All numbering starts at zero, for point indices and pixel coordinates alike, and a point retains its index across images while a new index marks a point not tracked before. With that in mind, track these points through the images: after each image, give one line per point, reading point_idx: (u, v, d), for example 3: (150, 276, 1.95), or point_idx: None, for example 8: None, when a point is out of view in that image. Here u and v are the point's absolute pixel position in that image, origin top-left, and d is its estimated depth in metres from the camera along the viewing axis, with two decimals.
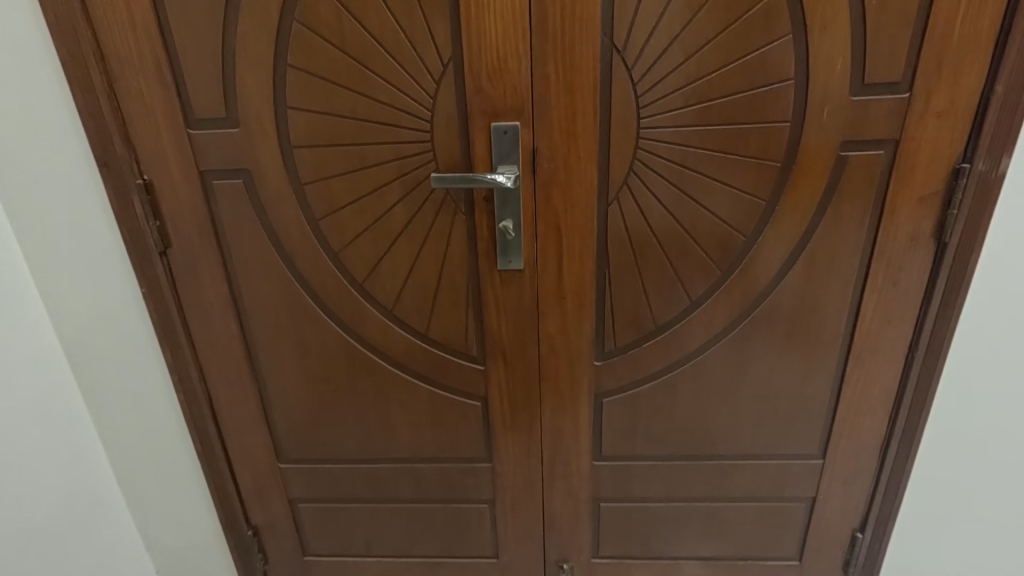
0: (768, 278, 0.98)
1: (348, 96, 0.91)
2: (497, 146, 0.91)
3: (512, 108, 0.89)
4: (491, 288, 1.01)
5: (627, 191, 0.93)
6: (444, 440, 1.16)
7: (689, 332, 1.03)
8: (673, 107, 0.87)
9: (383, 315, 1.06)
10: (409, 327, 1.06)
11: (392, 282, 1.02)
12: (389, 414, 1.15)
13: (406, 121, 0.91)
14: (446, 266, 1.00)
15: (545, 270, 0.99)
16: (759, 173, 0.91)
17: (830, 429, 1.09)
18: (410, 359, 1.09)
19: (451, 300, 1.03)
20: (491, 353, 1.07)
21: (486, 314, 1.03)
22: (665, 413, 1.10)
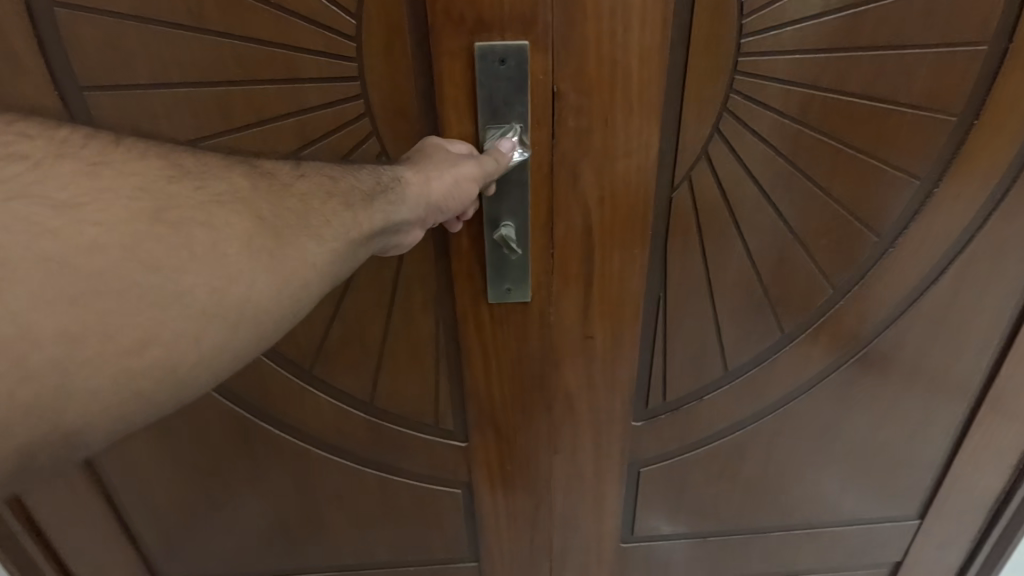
0: (899, 298, 0.64)
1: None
2: (483, 87, 0.50)
3: (516, 14, 0.48)
4: (477, 333, 0.62)
5: (705, 166, 0.55)
6: (406, 540, 0.79)
7: (774, 378, 0.69)
8: (799, 14, 0.49)
9: (296, 377, 0.65)
10: (345, 395, 0.67)
11: (313, 328, 0.62)
12: (319, 511, 0.75)
13: (303, 37, 0.49)
14: (402, 300, 0.61)
15: (564, 299, 0.61)
16: (918, 134, 0.55)
17: (937, 484, 0.81)
18: (346, 436, 0.69)
19: (412, 351, 0.64)
20: (476, 425, 0.69)
21: (468, 371, 0.65)
22: (725, 480, 0.78)
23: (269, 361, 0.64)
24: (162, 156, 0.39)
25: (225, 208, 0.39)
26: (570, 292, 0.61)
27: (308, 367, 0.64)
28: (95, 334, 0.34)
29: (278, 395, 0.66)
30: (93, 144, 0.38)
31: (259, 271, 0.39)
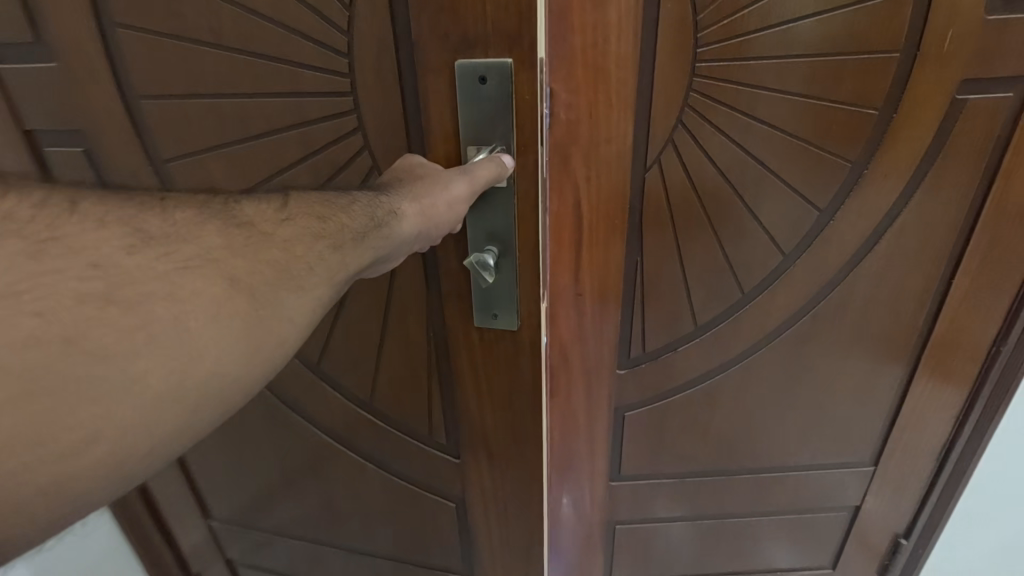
0: (839, 264, 0.76)
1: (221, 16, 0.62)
2: (469, 110, 0.57)
3: (495, 31, 0.54)
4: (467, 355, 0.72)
5: (672, 150, 0.68)
6: (405, 511, 0.93)
7: (737, 334, 0.81)
8: (743, 28, 0.62)
9: (313, 371, 0.84)
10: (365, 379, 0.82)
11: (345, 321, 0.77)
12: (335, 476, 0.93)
13: (303, 60, 0.62)
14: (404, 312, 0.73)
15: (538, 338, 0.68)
16: (848, 124, 0.67)
17: (888, 432, 0.93)
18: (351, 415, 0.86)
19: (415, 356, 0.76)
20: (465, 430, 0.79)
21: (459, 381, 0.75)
22: (699, 426, 0.91)
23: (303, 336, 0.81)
24: (123, 222, 0.36)
25: (198, 271, 0.37)
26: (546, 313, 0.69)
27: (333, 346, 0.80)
28: (26, 439, 0.31)
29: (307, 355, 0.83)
30: (39, 213, 0.34)
31: (231, 340, 0.38)
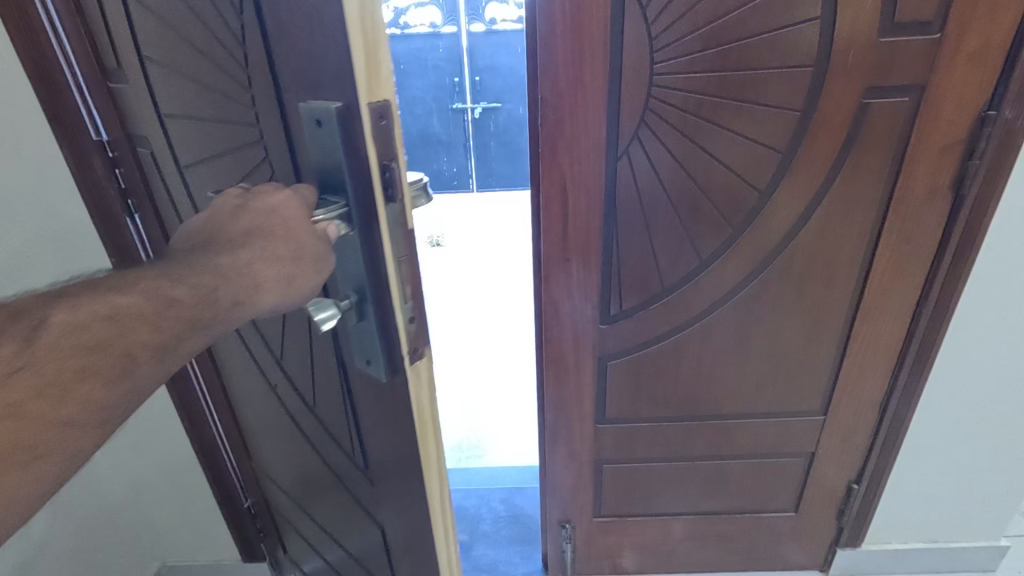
0: (778, 237, 0.94)
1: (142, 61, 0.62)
2: (313, 147, 0.43)
3: (326, 56, 0.40)
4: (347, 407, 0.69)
5: (638, 144, 0.87)
6: (344, 526, 0.81)
7: (698, 295, 0.99)
8: (689, 49, 0.81)
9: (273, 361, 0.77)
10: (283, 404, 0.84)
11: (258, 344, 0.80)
12: (301, 466, 0.85)
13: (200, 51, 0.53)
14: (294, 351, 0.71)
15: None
16: (777, 123, 0.85)
17: (834, 385, 1.09)
18: (300, 415, 0.78)
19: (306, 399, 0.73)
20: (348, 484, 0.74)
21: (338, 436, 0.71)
22: (670, 375, 1.09)
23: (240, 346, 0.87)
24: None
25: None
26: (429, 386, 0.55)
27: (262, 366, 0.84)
28: None
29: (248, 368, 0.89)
30: None
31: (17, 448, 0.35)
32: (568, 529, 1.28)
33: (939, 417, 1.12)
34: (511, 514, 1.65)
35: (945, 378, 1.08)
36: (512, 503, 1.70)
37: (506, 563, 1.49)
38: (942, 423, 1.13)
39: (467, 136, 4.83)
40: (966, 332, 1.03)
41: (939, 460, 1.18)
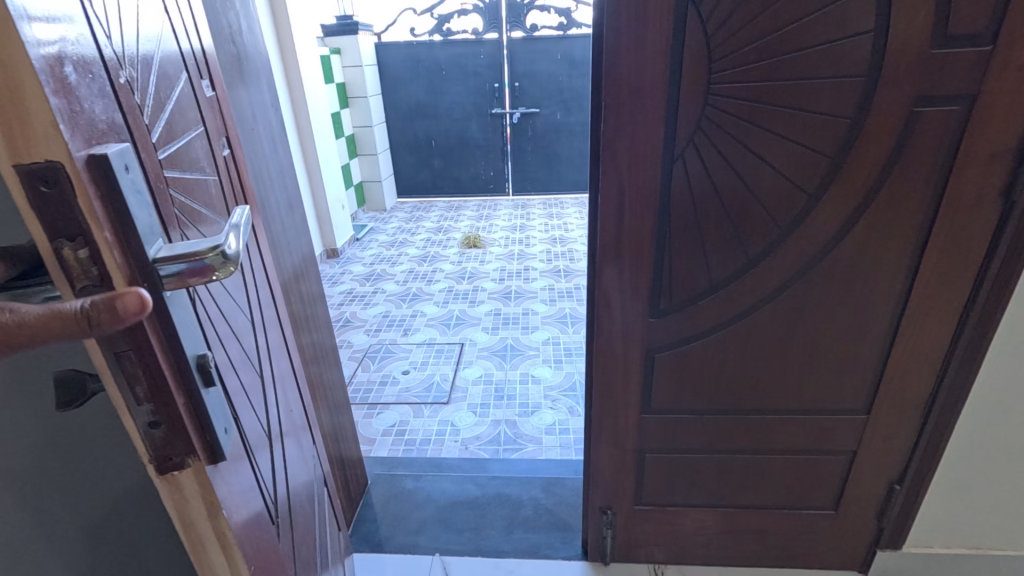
0: (826, 237, 0.98)
1: (162, 80, 0.60)
2: None
3: None
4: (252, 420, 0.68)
5: (693, 148, 0.94)
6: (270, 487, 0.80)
7: (744, 292, 1.05)
8: (744, 61, 0.87)
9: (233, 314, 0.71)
10: (274, 394, 0.83)
11: (253, 339, 0.77)
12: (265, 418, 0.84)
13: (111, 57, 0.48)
14: (242, 352, 0.69)
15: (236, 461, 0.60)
16: (826, 130, 0.91)
17: (878, 385, 1.12)
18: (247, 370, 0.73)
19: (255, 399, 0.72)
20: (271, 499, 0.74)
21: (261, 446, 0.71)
22: (715, 368, 1.14)
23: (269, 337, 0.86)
24: None
25: None
26: (218, 460, 0.54)
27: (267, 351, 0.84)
28: None
29: (275, 358, 0.88)
30: None
31: None
32: (609, 515, 1.34)
33: (984, 422, 1.14)
34: (550, 503, 1.72)
35: (992, 383, 1.09)
36: (551, 492, 1.76)
37: (547, 546, 1.56)
38: (987, 429, 1.14)
39: (505, 140, 4.93)
40: (1015, 338, 1.04)
41: (984, 466, 1.19)
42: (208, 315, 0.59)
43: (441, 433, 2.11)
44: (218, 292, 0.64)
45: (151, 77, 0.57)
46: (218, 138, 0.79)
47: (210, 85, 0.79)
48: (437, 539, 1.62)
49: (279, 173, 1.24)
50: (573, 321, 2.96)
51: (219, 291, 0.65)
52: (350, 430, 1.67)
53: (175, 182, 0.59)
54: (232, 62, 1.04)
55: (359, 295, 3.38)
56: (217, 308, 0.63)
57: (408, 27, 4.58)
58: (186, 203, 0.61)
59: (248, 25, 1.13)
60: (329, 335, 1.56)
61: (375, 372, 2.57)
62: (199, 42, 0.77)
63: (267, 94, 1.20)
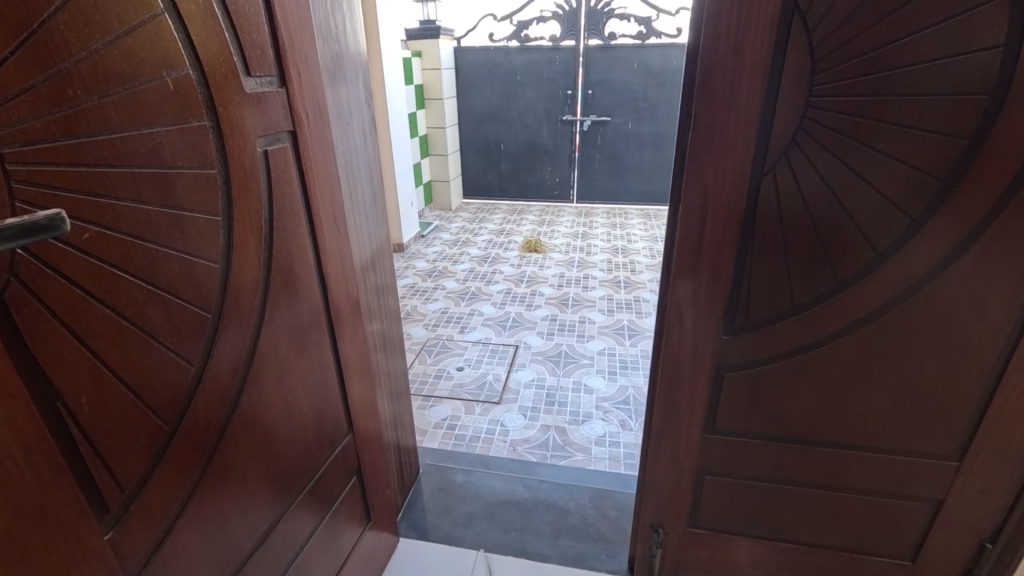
0: (927, 266, 0.92)
1: (77, 73, 0.57)
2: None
3: None
4: (94, 410, 0.62)
5: (785, 163, 0.90)
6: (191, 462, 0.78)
7: (830, 316, 0.99)
8: (851, 73, 0.83)
9: (156, 287, 0.69)
10: (208, 383, 0.79)
11: (184, 327, 0.74)
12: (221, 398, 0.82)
13: None
14: (112, 337, 0.64)
15: (3, 456, 0.52)
16: (936, 150, 0.85)
17: (975, 431, 1.03)
18: (162, 342, 0.71)
19: (133, 385, 0.67)
20: (116, 492, 0.67)
21: (110, 437, 0.65)
22: (790, 394, 1.09)
23: (265, 325, 0.90)
24: None
25: None
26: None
27: (219, 338, 0.80)
28: None
29: (276, 346, 0.94)
30: None
31: None
32: (660, 533, 1.31)
33: None
34: (597, 514, 1.70)
35: None
36: (600, 503, 1.74)
37: (591, 557, 1.55)
38: None
39: (574, 147, 4.93)
40: None
41: None
42: (18, 297, 0.53)
43: (490, 432, 2.13)
44: (92, 277, 0.61)
45: (41, 70, 0.53)
46: (260, 131, 0.84)
47: (277, 81, 0.88)
48: (483, 535, 1.64)
49: (368, 166, 1.31)
50: (631, 333, 2.90)
51: (94, 276, 0.61)
52: (408, 419, 1.73)
53: (45, 177, 0.55)
54: (334, 59, 1.12)
55: (420, 289, 3.49)
56: (63, 290, 0.57)
57: (487, 32, 4.67)
58: (80, 197, 0.58)
59: (352, 27, 1.20)
60: (396, 325, 1.62)
61: (430, 365, 2.64)
62: (274, 44, 0.86)
63: (363, 91, 1.27)
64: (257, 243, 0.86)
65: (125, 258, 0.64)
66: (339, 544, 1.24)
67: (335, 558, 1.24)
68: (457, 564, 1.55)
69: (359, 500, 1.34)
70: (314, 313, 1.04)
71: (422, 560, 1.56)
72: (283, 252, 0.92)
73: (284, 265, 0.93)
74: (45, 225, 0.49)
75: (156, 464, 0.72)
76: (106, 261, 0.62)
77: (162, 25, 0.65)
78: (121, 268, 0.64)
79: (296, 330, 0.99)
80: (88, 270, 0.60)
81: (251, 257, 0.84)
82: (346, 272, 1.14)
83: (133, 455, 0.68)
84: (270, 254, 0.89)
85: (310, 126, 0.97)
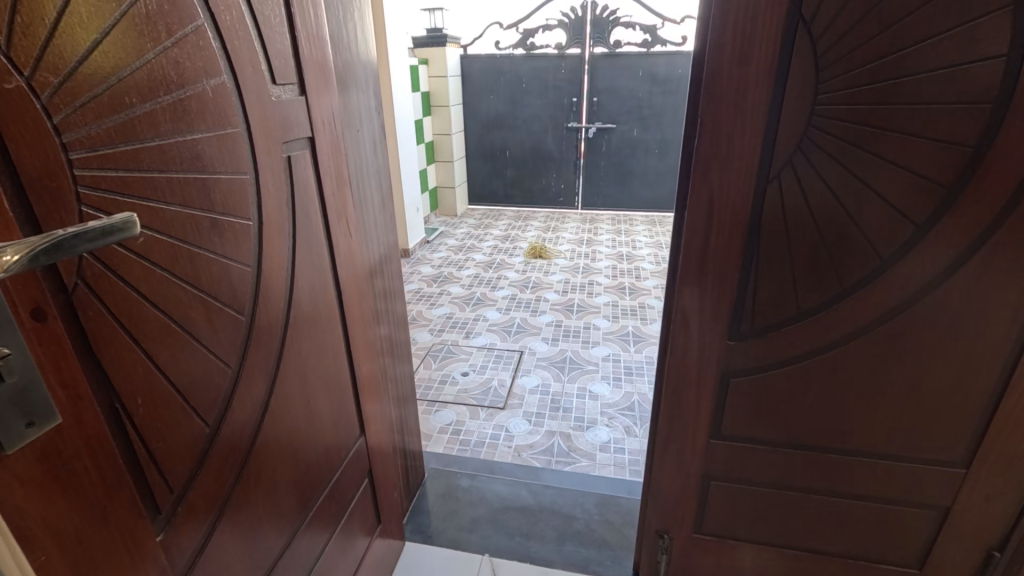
0: (932, 272, 0.92)
1: (132, 82, 0.58)
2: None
3: None
4: (147, 411, 0.63)
5: (790, 170, 0.91)
6: (225, 464, 0.78)
7: (838, 322, 1.00)
8: (856, 82, 0.84)
9: (199, 292, 0.70)
10: (243, 384, 0.80)
11: (222, 330, 0.75)
12: (251, 399, 0.83)
13: (47, 67, 0.49)
14: (162, 339, 0.64)
15: (69, 456, 0.52)
16: (942, 158, 0.86)
17: (982, 438, 1.03)
18: (204, 345, 0.71)
19: (180, 388, 0.68)
20: (165, 493, 0.68)
21: (160, 440, 0.65)
22: (797, 400, 1.09)
23: (290, 329, 0.92)
24: None
25: None
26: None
27: (252, 341, 0.82)
28: None
29: (298, 349, 0.95)
30: None
31: None
32: (665, 540, 1.31)
33: None
34: (602, 521, 1.70)
35: None
36: (605, 509, 1.74)
37: (596, 563, 1.55)
38: None
39: (579, 154, 4.96)
40: None
41: None
42: (84, 300, 0.54)
43: (495, 437, 2.14)
44: (145, 280, 0.61)
45: (101, 79, 0.55)
46: (284, 138, 0.86)
47: (297, 88, 0.90)
48: (488, 539, 1.64)
49: (377, 172, 1.33)
50: (636, 340, 2.90)
51: (146, 279, 0.61)
52: (414, 423, 1.74)
53: (107, 183, 0.56)
54: (346, 68, 1.14)
55: (426, 294, 3.51)
56: (121, 294, 0.58)
57: (494, 40, 4.71)
58: (134, 202, 0.59)
59: (364, 36, 1.22)
60: (404, 329, 1.63)
61: (435, 370, 2.65)
62: (294, 53, 0.88)
63: (373, 99, 1.29)
64: (282, 247, 0.87)
65: (172, 262, 0.65)
66: (350, 547, 1.25)
67: (348, 562, 1.25)
68: (463, 567, 1.55)
69: (369, 504, 1.35)
70: (329, 318, 1.06)
71: (427, 564, 1.57)
72: (304, 258, 0.94)
73: (304, 269, 0.94)
74: (118, 227, 0.51)
75: (200, 466, 0.73)
76: (156, 265, 0.63)
77: (203, 35, 0.67)
78: (169, 271, 0.65)
79: (315, 332, 1.00)
80: (144, 275, 0.61)
81: (276, 261, 0.86)
82: (357, 275, 1.16)
83: (179, 457, 0.69)
84: (294, 259, 0.91)
85: (325, 133, 0.99)
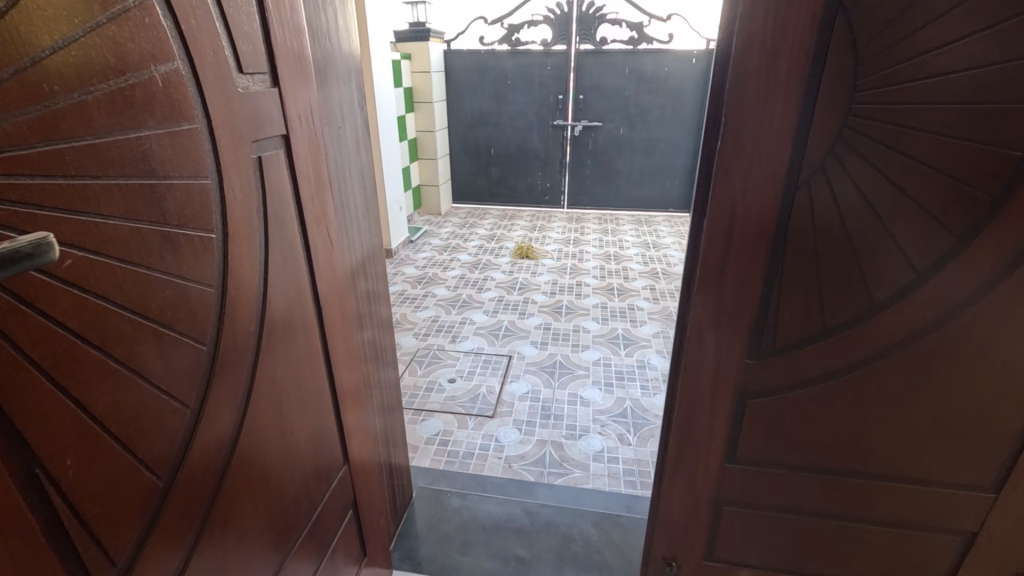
0: (970, 288, 0.85)
1: (53, 67, 0.46)
2: None
3: None
4: (79, 471, 0.51)
5: (821, 176, 0.83)
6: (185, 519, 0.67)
7: (865, 340, 0.92)
8: (897, 79, 0.76)
9: (148, 321, 0.58)
10: (205, 424, 0.69)
11: (180, 363, 0.64)
12: (216, 439, 0.71)
13: None
14: (98, 382, 0.53)
15: None
16: (987, 164, 0.78)
17: (1014, 461, 0.97)
18: (154, 383, 0.60)
19: (123, 439, 0.56)
20: (107, 565, 0.56)
21: (98, 504, 0.54)
22: (818, 422, 1.02)
23: (262, 355, 0.80)
24: None
25: None
26: None
27: (216, 372, 0.70)
28: None
29: (271, 376, 0.84)
30: None
31: None
32: (673, 567, 1.23)
33: None
34: (600, 540, 1.61)
35: None
36: (604, 527, 1.66)
37: None
38: None
39: (566, 152, 4.88)
40: None
41: None
42: None
43: (484, 448, 2.03)
44: (75, 312, 0.50)
45: (8, 61, 0.43)
46: (254, 137, 0.74)
47: (269, 79, 0.78)
48: (482, 564, 1.54)
49: (360, 174, 1.21)
50: (626, 343, 2.83)
51: (77, 311, 0.50)
52: (400, 439, 1.63)
53: (19, 192, 0.44)
54: (325, 57, 1.02)
55: (410, 297, 3.38)
56: (42, 332, 0.47)
57: (478, 35, 4.59)
58: (59, 217, 0.48)
59: (345, 23, 1.10)
60: (389, 342, 1.52)
61: (421, 377, 2.54)
62: (265, 39, 0.76)
63: (355, 93, 1.17)
64: (252, 262, 0.76)
65: (113, 287, 0.54)
66: None
67: None
68: None
69: (353, 535, 1.24)
70: (306, 337, 0.94)
71: None
72: (277, 273, 0.82)
73: (277, 286, 0.83)
74: (28, 252, 0.40)
75: (151, 526, 0.62)
76: (90, 293, 0.51)
77: (150, 12, 0.55)
78: (108, 299, 0.53)
79: (291, 355, 0.89)
80: (72, 307, 0.49)
81: (245, 279, 0.74)
82: (338, 288, 1.04)
83: (123, 520, 0.57)
84: (266, 275, 0.79)
85: (302, 130, 0.87)
